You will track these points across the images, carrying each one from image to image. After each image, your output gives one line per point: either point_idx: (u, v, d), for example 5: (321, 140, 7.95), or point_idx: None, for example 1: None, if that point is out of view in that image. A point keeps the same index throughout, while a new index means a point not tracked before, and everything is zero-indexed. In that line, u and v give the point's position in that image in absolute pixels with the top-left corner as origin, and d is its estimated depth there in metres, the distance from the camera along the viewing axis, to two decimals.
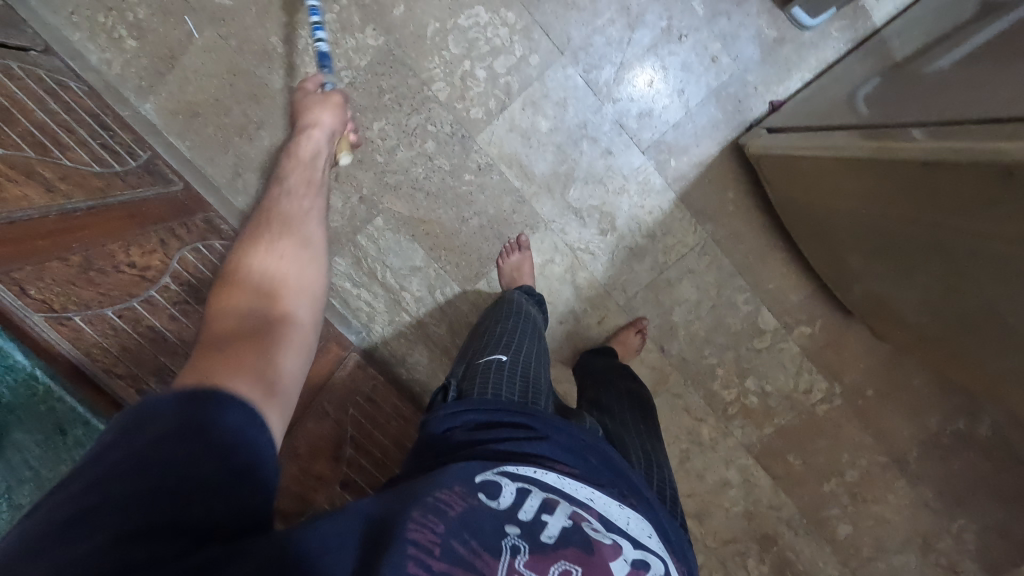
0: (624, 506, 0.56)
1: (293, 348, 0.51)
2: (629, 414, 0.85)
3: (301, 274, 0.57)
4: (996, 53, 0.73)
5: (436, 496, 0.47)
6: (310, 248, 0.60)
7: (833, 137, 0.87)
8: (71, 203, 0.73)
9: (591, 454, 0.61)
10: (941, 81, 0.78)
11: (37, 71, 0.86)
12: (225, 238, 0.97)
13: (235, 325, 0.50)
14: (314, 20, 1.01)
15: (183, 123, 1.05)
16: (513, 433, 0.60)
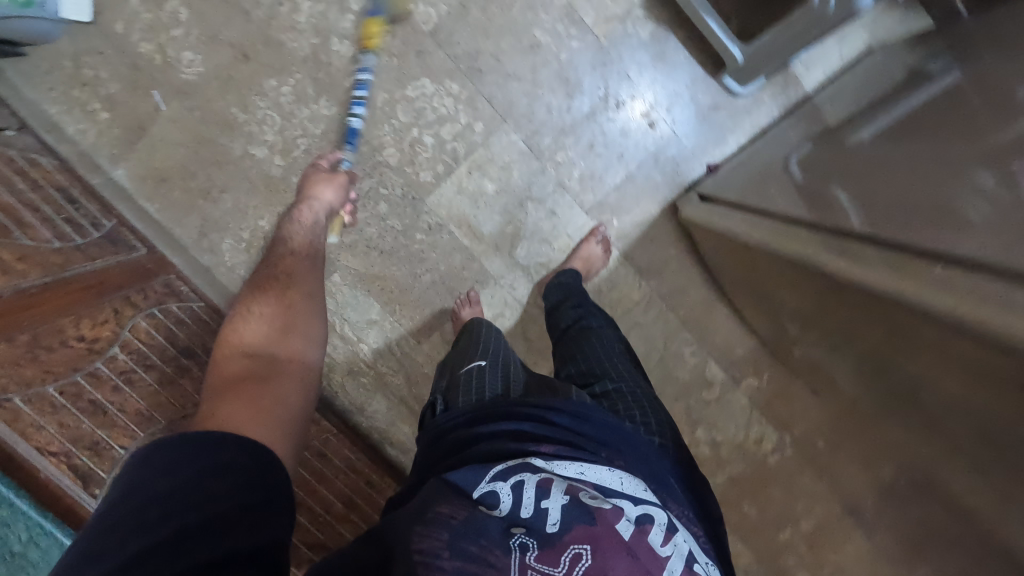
0: (614, 469, 0.61)
1: (295, 373, 0.76)
2: (619, 372, 0.86)
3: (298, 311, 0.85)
4: (909, 134, 0.79)
5: (439, 509, 0.55)
6: (301, 292, 0.87)
7: (785, 229, 0.85)
8: (28, 282, 0.79)
9: (578, 425, 0.66)
10: (866, 158, 0.82)
11: (8, 151, 0.93)
12: (183, 300, 1.03)
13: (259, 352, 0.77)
14: (271, 92, 1.07)
15: (151, 187, 1.12)
16: (505, 427, 0.66)
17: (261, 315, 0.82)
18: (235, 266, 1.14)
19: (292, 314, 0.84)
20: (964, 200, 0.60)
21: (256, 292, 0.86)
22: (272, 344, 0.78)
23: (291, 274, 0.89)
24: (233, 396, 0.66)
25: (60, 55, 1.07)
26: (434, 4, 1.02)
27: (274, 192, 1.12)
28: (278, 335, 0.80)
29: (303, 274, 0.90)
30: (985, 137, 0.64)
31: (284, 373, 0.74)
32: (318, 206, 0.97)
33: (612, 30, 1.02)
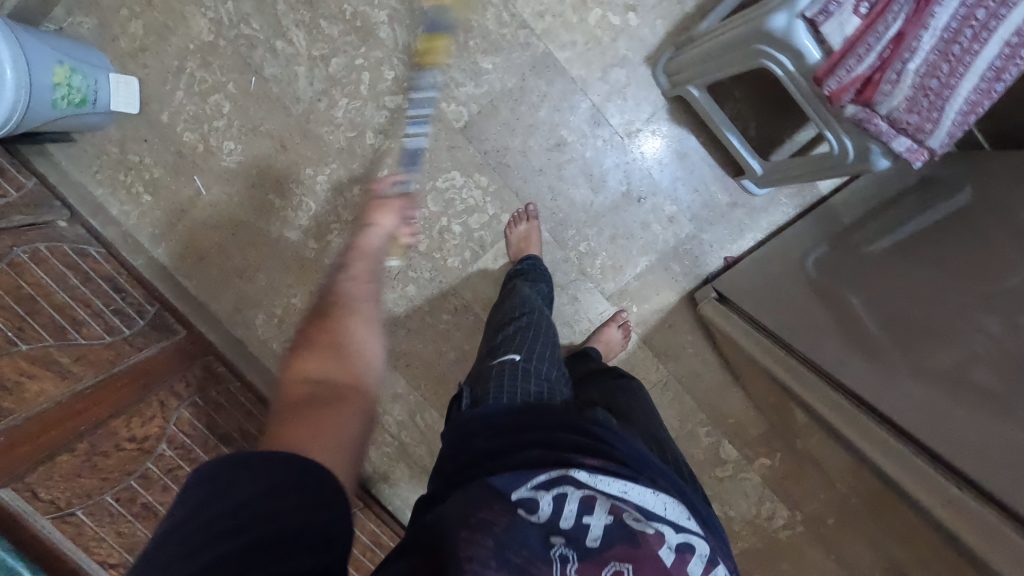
0: (658, 493, 0.63)
1: (360, 397, 0.64)
2: (647, 417, 0.86)
3: (365, 340, 0.74)
4: (926, 253, 0.82)
5: (481, 515, 0.55)
6: (368, 313, 0.78)
7: (806, 332, 0.90)
8: (83, 383, 0.84)
9: (616, 442, 0.68)
10: (876, 269, 0.87)
11: (62, 246, 0.99)
12: (221, 380, 1.08)
13: (310, 384, 0.63)
14: (307, 180, 1.12)
15: (190, 264, 1.16)
16: (549, 436, 0.68)
17: (331, 336, 0.72)
18: (268, 340, 1.18)
19: (355, 340, 0.73)
20: (966, 337, 0.66)
21: (324, 309, 0.78)
22: (340, 369, 0.67)
23: (355, 291, 0.81)
24: (298, 423, 0.55)
25: (106, 141, 1.12)
26: (465, 102, 1.06)
27: (306, 272, 1.16)
28: (348, 358, 0.69)
29: (365, 290, 0.82)
30: (1000, 278, 0.68)
31: (350, 397, 0.62)
32: (378, 230, 0.89)
33: (634, 134, 1.06)
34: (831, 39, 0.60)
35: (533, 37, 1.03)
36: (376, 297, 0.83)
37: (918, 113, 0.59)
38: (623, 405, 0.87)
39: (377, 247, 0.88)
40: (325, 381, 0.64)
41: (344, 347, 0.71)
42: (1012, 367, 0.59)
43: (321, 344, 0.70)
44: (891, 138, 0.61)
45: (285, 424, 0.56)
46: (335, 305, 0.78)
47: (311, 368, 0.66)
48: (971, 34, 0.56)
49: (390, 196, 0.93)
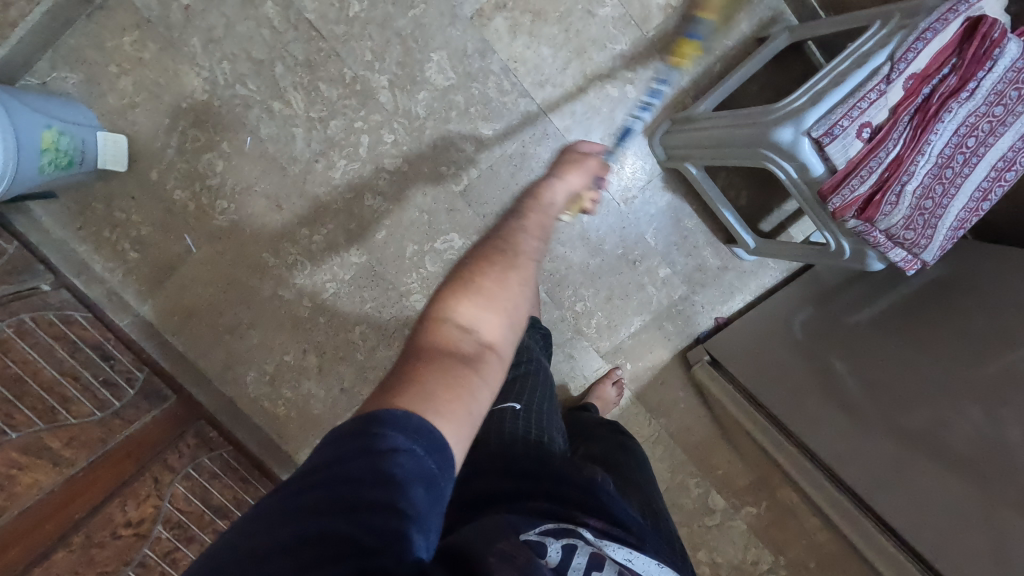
0: (660, 563, 0.60)
1: (495, 372, 0.50)
2: (647, 478, 0.80)
3: (519, 293, 0.55)
4: (911, 325, 0.87)
5: (500, 548, 0.48)
6: (533, 266, 0.58)
7: (797, 398, 0.97)
8: (76, 468, 0.81)
9: (618, 502, 0.63)
10: (862, 338, 0.92)
11: (47, 314, 0.95)
12: (213, 448, 1.05)
13: (449, 333, 0.50)
14: (303, 239, 1.10)
15: (178, 323, 1.12)
16: (551, 487, 0.62)
17: (495, 278, 0.54)
18: (258, 398, 1.15)
19: (512, 290, 0.54)
20: (950, 425, 0.74)
21: (488, 250, 0.57)
22: (487, 319, 0.52)
23: (522, 240, 0.60)
24: (430, 397, 0.44)
25: (91, 197, 1.08)
26: (466, 166, 1.07)
27: (300, 330, 1.14)
28: (500, 310, 0.52)
29: (531, 243, 0.60)
30: (978, 364, 0.75)
31: (486, 373, 0.49)
32: (564, 186, 0.69)
33: (631, 199, 1.09)
34: (835, 159, 0.62)
35: (533, 106, 1.05)
36: (546, 233, 0.63)
37: (914, 230, 0.63)
38: (620, 464, 0.81)
39: (557, 202, 0.67)
40: (470, 337, 0.50)
41: (498, 296, 0.53)
42: (995, 461, 0.68)
43: (477, 282, 0.53)
44: (887, 249, 0.65)
45: (413, 375, 0.46)
46: (502, 236, 0.58)
47: (458, 313, 0.51)
48: (962, 159, 0.61)
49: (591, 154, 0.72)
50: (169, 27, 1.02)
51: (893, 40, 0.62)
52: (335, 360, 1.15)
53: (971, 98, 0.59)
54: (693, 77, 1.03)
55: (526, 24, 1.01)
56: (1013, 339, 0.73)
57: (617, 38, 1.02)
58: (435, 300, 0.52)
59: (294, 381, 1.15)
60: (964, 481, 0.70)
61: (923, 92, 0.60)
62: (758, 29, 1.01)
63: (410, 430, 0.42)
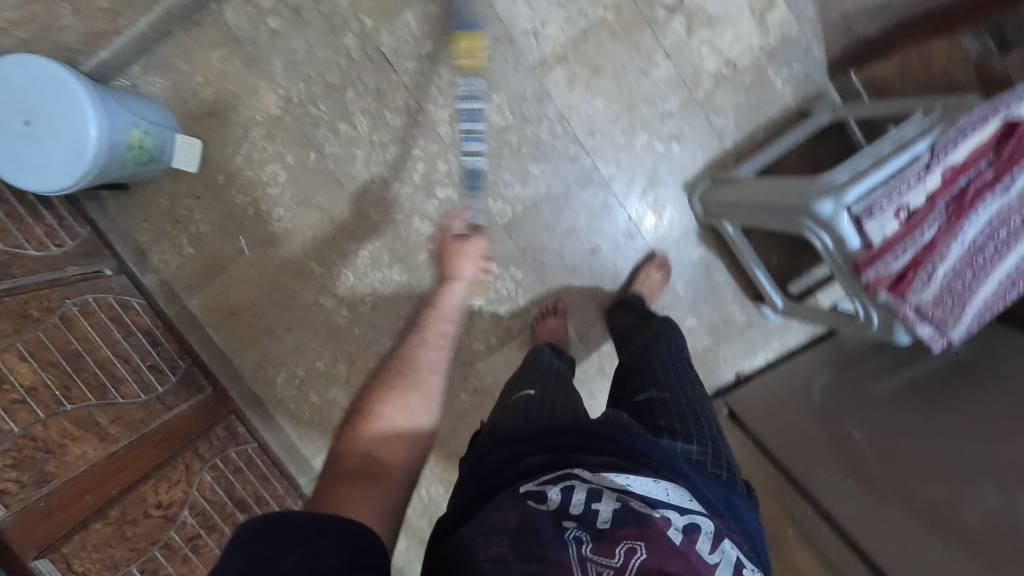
0: (658, 480, 0.63)
1: (398, 482, 0.64)
2: (670, 378, 0.84)
3: (416, 412, 0.70)
4: (927, 396, 0.89)
5: (494, 517, 0.57)
6: (431, 387, 0.73)
7: (812, 457, 0.99)
8: (119, 445, 0.85)
9: (619, 433, 0.68)
10: (879, 406, 0.94)
11: (107, 296, 1.01)
12: (240, 442, 1.09)
13: (355, 456, 0.64)
14: (350, 253, 1.16)
15: (221, 319, 1.18)
16: (557, 443, 0.67)
17: (392, 405, 0.69)
18: (285, 399, 1.20)
19: (410, 412, 0.70)
20: (964, 503, 0.76)
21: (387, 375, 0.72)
22: (385, 443, 0.66)
23: (423, 358, 0.75)
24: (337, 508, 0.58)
25: (159, 193, 1.15)
26: (511, 202, 1.12)
27: (335, 338, 1.19)
28: (402, 430, 0.68)
29: (428, 360, 0.76)
30: (994, 445, 0.76)
31: (388, 483, 0.63)
32: (463, 282, 0.90)
33: (665, 248, 1.13)
34: (872, 237, 0.67)
35: (582, 152, 1.10)
36: (446, 350, 0.79)
37: (944, 309, 0.66)
38: (642, 382, 0.86)
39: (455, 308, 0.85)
40: (375, 457, 0.65)
41: (397, 421, 0.68)
42: (1004, 539, 0.69)
43: (376, 411, 0.69)
44: (916, 325, 0.68)
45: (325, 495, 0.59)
46: (400, 363, 0.74)
47: (363, 438, 0.66)
48: (993, 247, 0.65)
49: (458, 240, 0.92)
50: (254, 46, 1.10)
51: (933, 133, 0.67)
52: (364, 371, 1.20)
53: (1005, 192, 0.63)
54: (736, 141, 1.08)
55: (584, 76, 1.07)
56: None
57: (668, 97, 1.07)
58: (346, 429, 0.67)
59: (323, 387, 1.21)
60: (978, 557, 0.71)
61: (960, 183, 0.64)
62: (802, 102, 1.06)
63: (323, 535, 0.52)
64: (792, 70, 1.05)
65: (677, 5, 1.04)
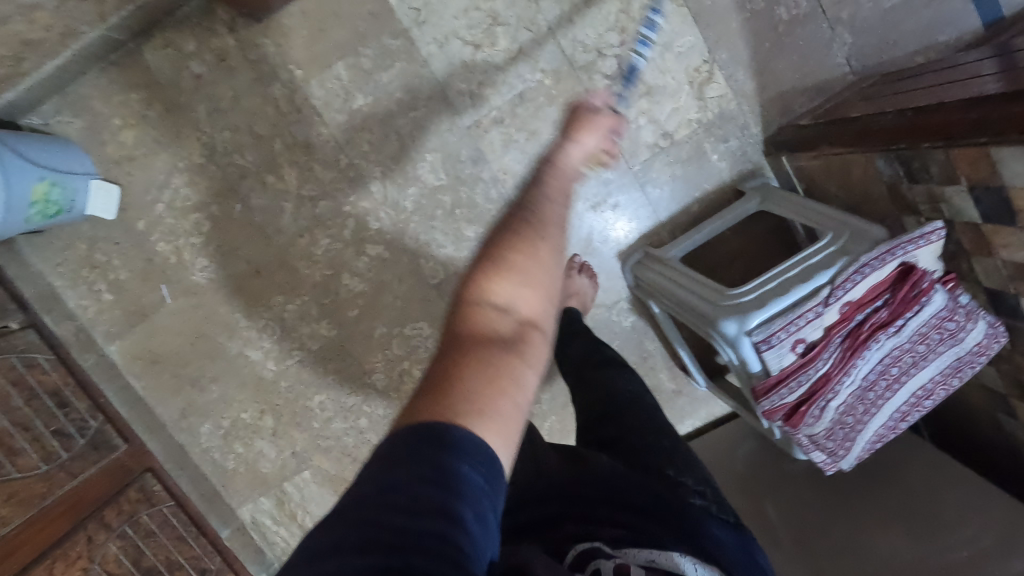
0: (685, 555, 0.60)
1: (537, 350, 0.53)
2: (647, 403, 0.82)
3: (549, 267, 0.57)
4: (850, 491, 0.93)
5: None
6: (558, 238, 0.60)
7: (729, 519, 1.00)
8: (10, 526, 0.83)
9: (627, 496, 0.68)
10: (800, 489, 0.97)
11: (9, 358, 0.97)
12: (155, 504, 1.04)
13: (489, 310, 0.53)
14: (276, 306, 1.13)
15: (142, 366, 1.14)
16: (576, 531, 0.66)
17: (525, 258, 0.56)
18: (210, 449, 1.18)
19: (542, 265, 0.57)
20: None
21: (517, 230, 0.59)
22: (520, 297, 0.55)
23: (548, 212, 0.62)
24: (482, 379, 0.48)
25: (75, 237, 1.09)
26: (444, 262, 1.11)
27: (260, 392, 1.16)
28: (535, 287, 0.56)
29: (556, 213, 0.62)
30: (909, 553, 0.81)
31: (529, 348, 0.53)
32: (579, 150, 0.73)
33: (597, 314, 1.12)
34: (770, 365, 0.67)
35: None
36: (565, 204, 0.66)
37: (835, 440, 0.69)
38: (614, 430, 0.79)
39: (574, 169, 0.72)
40: (510, 314, 0.54)
41: (531, 272, 0.56)
42: None
43: (508, 260, 0.56)
44: (810, 451, 0.70)
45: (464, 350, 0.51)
46: (528, 212, 0.60)
47: (495, 289, 0.55)
48: (884, 384, 0.69)
49: (602, 111, 0.76)
50: (176, 90, 1.04)
51: (838, 265, 0.70)
52: (290, 425, 1.18)
53: (898, 334, 0.67)
54: (670, 214, 1.08)
55: (520, 140, 1.05)
56: (937, 532, 0.82)
57: None
58: (472, 278, 0.56)
59: (248, 439, 1.18)
60: None
61: (855, 319, 0.66)
62: (737, 179, 1.06)
63: (469, 453, 0.44)
64: (729, 145, 1.05)
65: (615, 75, 1.02)
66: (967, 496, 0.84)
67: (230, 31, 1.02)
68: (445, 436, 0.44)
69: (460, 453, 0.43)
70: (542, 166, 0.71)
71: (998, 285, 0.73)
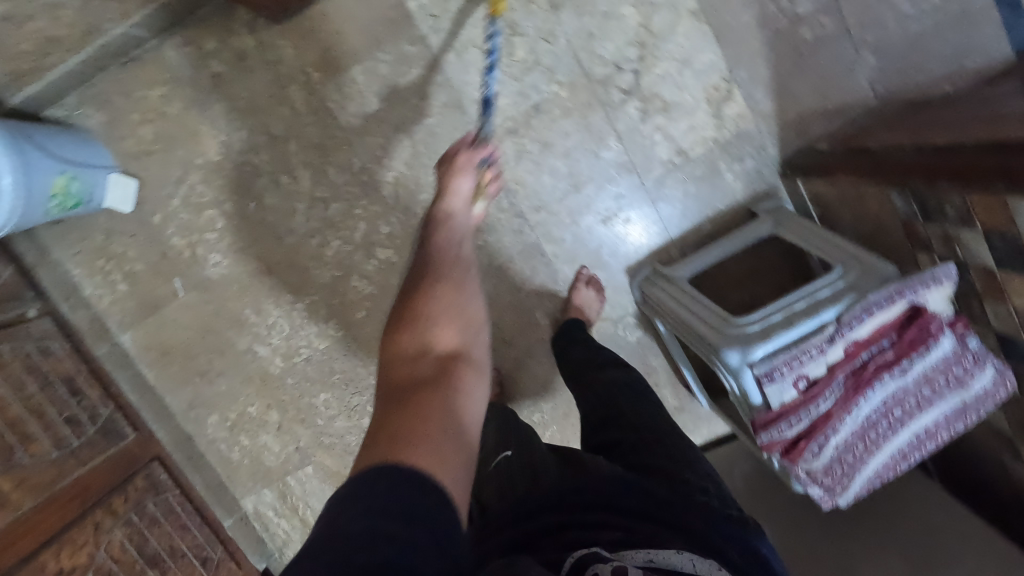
0: (682, 551, 0.57)
1: (466, 374, 0.55)
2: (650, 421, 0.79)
3: (457, 305, 0.61)
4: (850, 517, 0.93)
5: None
6: (459, 279, 0.64)
7: None
8: (22, 510, 0.87)
9: (613, 494, 0.64)
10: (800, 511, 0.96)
11: (26, 346, 1.00)
12: (161, 491, 1.08)
13: (407, 360, 0.56)
14: (285, 304, 1.14)
15: (153, 357, 1.16)
16: (563, 531, 0.59)
17: (430, 305, 0.60)
18: (216, 440, 1.19)
19: (450, 306, 0.60)
20: None
21: (420, 282, 0.63)
22: (435, 336, 0.58)
23: (442, 264, 0.66)
24: (414, 417, 0.49)
25: (93, 228, 1.11)
26: None
27: (267, 387, 1.18)
28: (448, 323, 0.59)
29: (451, 261, 0.67)
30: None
31: (454, 377, 0.54)
32: (455, 197, 0.77)
33: (603, 327, 1.12)
34: (771, 398, 0.70)
35: (526, 226, 1.07)
36: (464, 252, 0.70)
37: (832, 477, 0.70)
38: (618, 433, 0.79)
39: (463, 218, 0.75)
40: (429, 353, 0.56)
41: (439, 314, 0.59)
42: None
43: (415, 311, 0.59)
44: (808, 486, 0.71)
45: (395, 400, 0.52)
46: (422, 270, 0.64)
47: (409, 338, 0.57)
48: (885, 425, 0.71)
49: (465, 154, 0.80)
50: (194, 87, 1.05)
51: (843, 301, 0.73)
52: (295, 420, 1.19)
53: (902, 376, 0.70)
54: (681, 231, 1.07)
55: (533, 151, 1.04)
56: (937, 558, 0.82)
57: (615, 180, 1.05)
58: (386, 339, 0.58)
59: (253, 433, 1.19)
60: None
61: (860, 358, 0.70)
62: (750, 199, 1.05)
63: (414, 485, 0.44)
64: (744, 165, 1.04)
65: (633, 89, 1.01)
66: (958, 533, 0.84)
67: (250, 31, 1.02)
68: (393, 476, 0.44)
69: (409, 487, 0.44)
70: (428, 226, 0.74)
71: (1009, 328, 0.72)
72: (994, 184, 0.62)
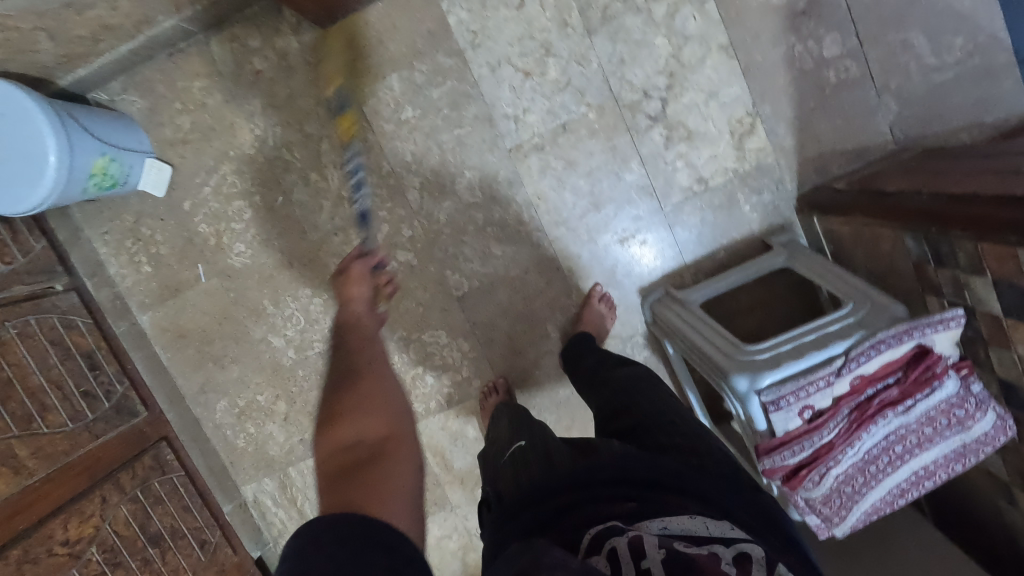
0: (695, 516, 0.58)
1: (400, 450, 0.59)
2: (661, 410, 0.79)
3: (386, 394, 0.66)
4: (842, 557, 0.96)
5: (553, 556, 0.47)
6: (383, 373, 0.70)
7: None
8: (34, 478, 0.89)
9: (621, 465, 0.65)
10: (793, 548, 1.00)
11: (51, 318, 1.02)
12: (167, 471, 1.11)
13: (343, 451, 0.58)
14: (303, 297, 1.17)
15: (169, 339, 1.18)
16: (581, 502, 0.61)
17: (359, 399, 0.64)
18: (223, 425, 1.21)
19: (378, 396, 0.65)
20: None
21: (344, 384, 0.67)
22: (366, 426, 0.61)
23: (363, 364, 0.72)
24: (359, 489, 0.52)
25: (124, 209, 1.14)
26: (468, 276, 1.12)
27: (277, 377, 1.20)
28: (379, 410, 0.63)
29: (370, 361, 0.72)
30: None
31: (390, 455, 0.58)
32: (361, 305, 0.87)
33: (612, 344, 1.14)
34: (775, 426, 0.72)
35: (545, 241, 1.10)
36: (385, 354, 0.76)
37: (830, 506, 0.73)
38: (625, 421, 0.80)
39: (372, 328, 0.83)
40: (365, 440, 0.59)
41: (368, 406, 0.64)
42: None
43: (344, 406, 0.63)
44: (806, 513, 0.74)
45: (338, 483, 0.54)
46: (343, 376, 0.69)
47: (344, 431, 0.60)
48: (887, 459, 0.73)
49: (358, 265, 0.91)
50: (235, 82, 1.09)
51: (852, 337, 0.75)
52: (302, 412, 1.21)
53: (906, 413, 0.72)
54: (695, 256, 1.10)
55: (556, 168, 1.07)
56: None
57: (634, 202, 1.08)
58: (321, 438, 0.61)
59: (260, 421, 1.21)
60: None
61: (866, 392, 0.72)
62: (766, 230, 1.08)
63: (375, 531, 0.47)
64: (762, 198, 1.06)
65: (658, 115, 1.04)
66: None
67: (294, 33, 1.06)
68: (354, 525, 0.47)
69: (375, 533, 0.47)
70: (344, 337, 0.80)
71: (1013, 376, 0.73)
72: (1004, 236, 0.64)
